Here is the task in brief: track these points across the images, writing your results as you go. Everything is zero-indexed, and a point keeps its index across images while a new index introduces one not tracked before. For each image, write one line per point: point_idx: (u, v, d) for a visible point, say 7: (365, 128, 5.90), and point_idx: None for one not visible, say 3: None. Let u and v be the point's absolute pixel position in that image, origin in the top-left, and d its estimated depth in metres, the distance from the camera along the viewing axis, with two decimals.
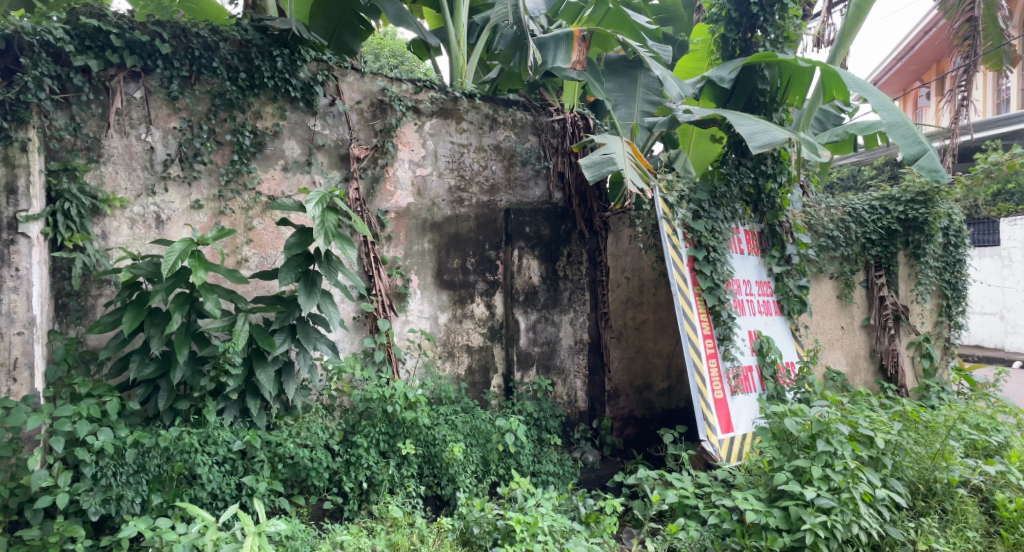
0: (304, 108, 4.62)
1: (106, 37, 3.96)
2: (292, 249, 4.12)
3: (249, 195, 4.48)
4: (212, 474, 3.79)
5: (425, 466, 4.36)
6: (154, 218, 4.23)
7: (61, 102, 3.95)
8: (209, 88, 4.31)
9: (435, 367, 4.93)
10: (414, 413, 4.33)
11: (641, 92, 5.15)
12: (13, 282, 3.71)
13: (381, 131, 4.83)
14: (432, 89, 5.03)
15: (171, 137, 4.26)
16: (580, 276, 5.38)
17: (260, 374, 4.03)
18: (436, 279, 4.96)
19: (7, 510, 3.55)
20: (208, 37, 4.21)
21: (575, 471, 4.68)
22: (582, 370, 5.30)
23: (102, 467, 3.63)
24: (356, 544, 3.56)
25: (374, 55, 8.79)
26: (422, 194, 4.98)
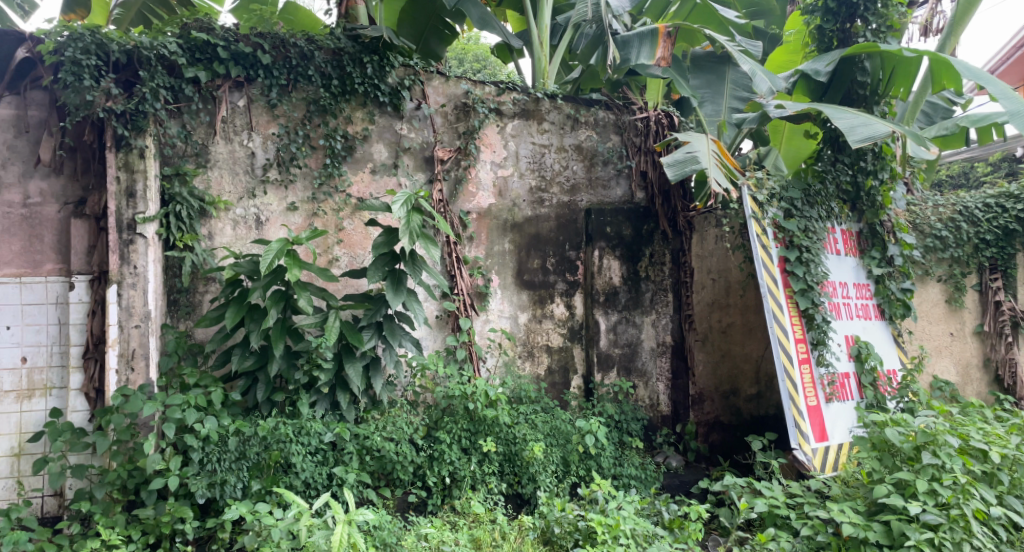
0: (392, 113, 4.77)
1: (214, 49, 4.22)
2: (379, 249, 4.26)
3: (341, 197, 4.67)
4: (306, 464, 3.97)
5: (506, 464, 4.40)
6: (254, 219, 4.48)
7: (174, 112, 4.23)
8: (305, 95, 4.53)
9: (516, 366, 4.98)
10: (495, 411, 4.39)
11: (729, 89, 5.01)
12: (132, 278, 3.98)
13: (465, 133, 4.92)
14: (514, 91, 5.07)
15: (270, 143, 4.50)
16: (662, 277, 5.28)
17: (350, 368, 4.21)
18: (516, 279, 5.01)
19: (126, 490, 3.83)
20: (305, 46, 4.42)
21: (657, 475, 4.60)
22: (665, 374, 5.24)
23: (208, 452, 3.86)
24: (440, 538, 3.64)
25: (457, 60, 8.93)
26: (503, 195, 5.03)
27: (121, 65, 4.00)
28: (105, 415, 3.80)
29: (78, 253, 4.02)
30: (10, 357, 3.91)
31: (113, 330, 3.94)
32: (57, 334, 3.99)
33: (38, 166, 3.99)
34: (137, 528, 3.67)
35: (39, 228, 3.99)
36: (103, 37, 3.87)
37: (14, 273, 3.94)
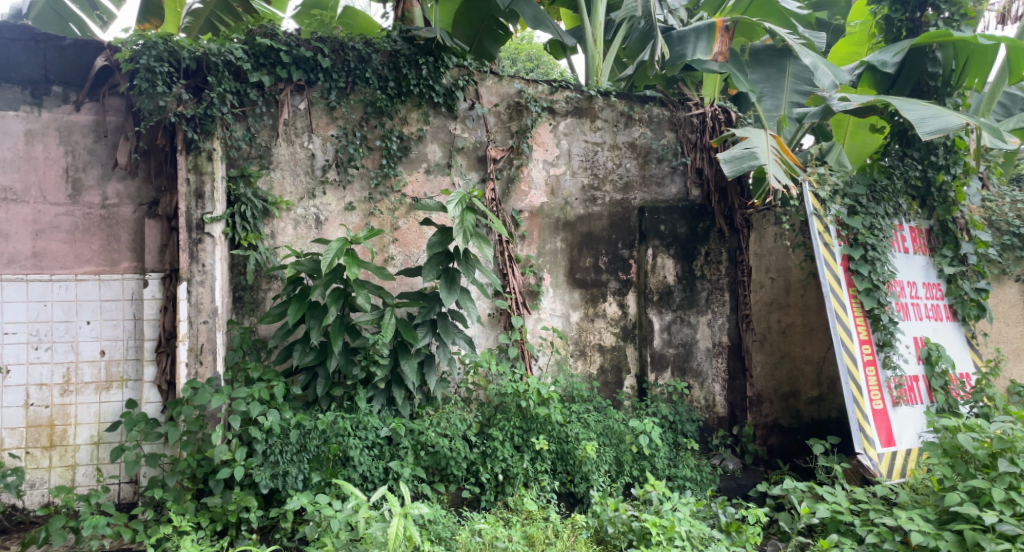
0: (446, 113, 4.83)
1: (277, 54, 4.36)
2: (434, 248, 4.33)
3: (396, 197, 4.76)
4: (363, 458, 4.07)
5: (558, 463, 4.40)
6: (314, 219, 4.62)
7: (239, 115, 4.39)
8: (362, 97, 4.63)
9: (568, 365, 4.98)
10: (547, 410, 4.40)
11: (790, 83, 4.88)
12: (200, 276, 4.14)
13: (518, 132, 4.95)
14: (568, 89, 5.06)
15: (329, 144, 4.63)
16: (719, 276, 5.15)
17: (405, 365, 4.30)
18: (568, 277, 5.01)
19: (195, 479, 3.99)
20: (363, 49, 4.52)
21: (713, 477, 4.54)
22: (721, 374, 5.12)
23: (271, 444, 4.00)
24: (494, 534, 3.66)
25: (510, 60, 8.93)
26: (555, 194, 5.03)
27: (191, 71, 4.16)
28: (175, 407, 3.97)
29: (152, 252, 4.21)
30: (90, 350, 4.12)
31: (183, 326, 4.10)
32: (132, 329, 4.19)
33: (115, 169, 4.18)
34: (206, 516, 3.82)
35: (116, 228, 4.19)
36: (175, 44, 4.02)
37: (93, 270, 4.15)
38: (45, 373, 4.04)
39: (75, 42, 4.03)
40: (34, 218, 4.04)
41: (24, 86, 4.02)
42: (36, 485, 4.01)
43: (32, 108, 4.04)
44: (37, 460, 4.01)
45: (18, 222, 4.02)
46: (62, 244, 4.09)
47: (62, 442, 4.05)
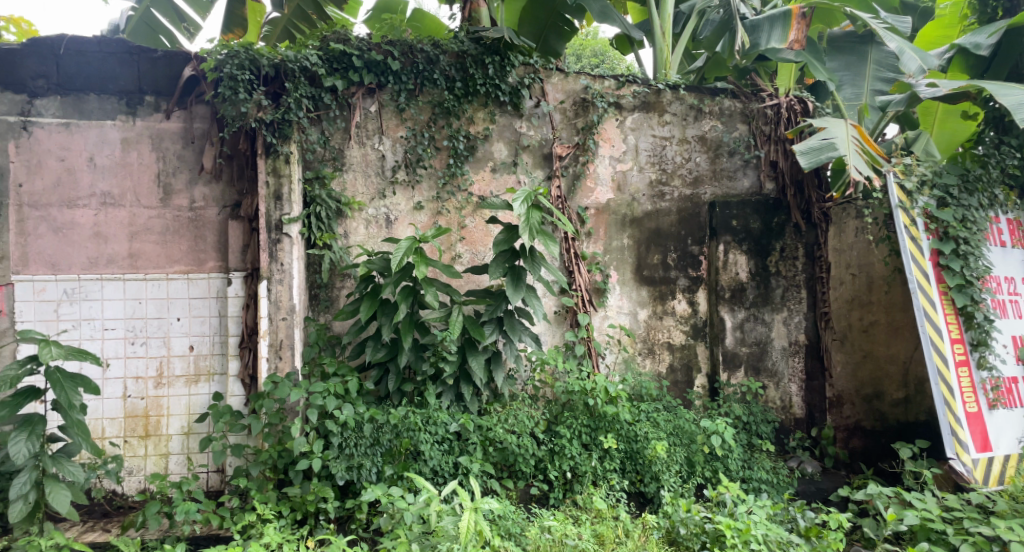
0: (512, 111, 4.85)
1: (349, 59, 4.47)
2: (500, 246, 4.35)
3: (463, 196, 4.83)
4: (433, 452, 4.13)
5: (628, 462, 4.35)
6: (384, 219, 4.74)
7: (314, 119, 4.53)
8: (430, 98, 4.71)
9: (636, 363, 4.93)
10: (616, 408, 4.36)
11: (872, 70, 4.75)
12: (279, 275, 4.30)
13: (584, 129, 4.92)
14: (635, 83, 4.97)
15: (398, 145, 4.73)
16: (795, 272, 4.95)
17: (472, 361, 4.34)
18: (636, 274, 4.95)
19: (276, 469, 4.16)
20: (431, 51, 4.58)
21: (791, 480, 4.40)
22: (798, 374, 4.94)
23: (346, 437, 4.12)
24: (564, 531, 3.67)
25: (576, 56, 8.82)
26: (622, 190, 4.97)
27: (270, 78, 4.32)
28: (257, 399, 4.14)
29: (235, 252, 4.41)
30: (180, 345, 4.36)
31: (263, 322, 4.27)
32: (218, 325, 4.40)
33: (202, 173, 4.40)
34: (286, 505, 3.98)
35: (202, 230, 4.41)
36: (256, 52, 4.19)
37: (182, 269, 4.38)
38: (140, 366, 4.30)
39: (165, 54, 4.23)
40: (129, 221, 4.30)
41: (120, 97, 4.28)
42: (134, 472, 4.28)
43: (128, 118, 4.30)
44: (134, 448, 4.28)
45: (116, 225, 4.28)
46: (154, 245, 4.34)
47: (157, 431, 4.31)
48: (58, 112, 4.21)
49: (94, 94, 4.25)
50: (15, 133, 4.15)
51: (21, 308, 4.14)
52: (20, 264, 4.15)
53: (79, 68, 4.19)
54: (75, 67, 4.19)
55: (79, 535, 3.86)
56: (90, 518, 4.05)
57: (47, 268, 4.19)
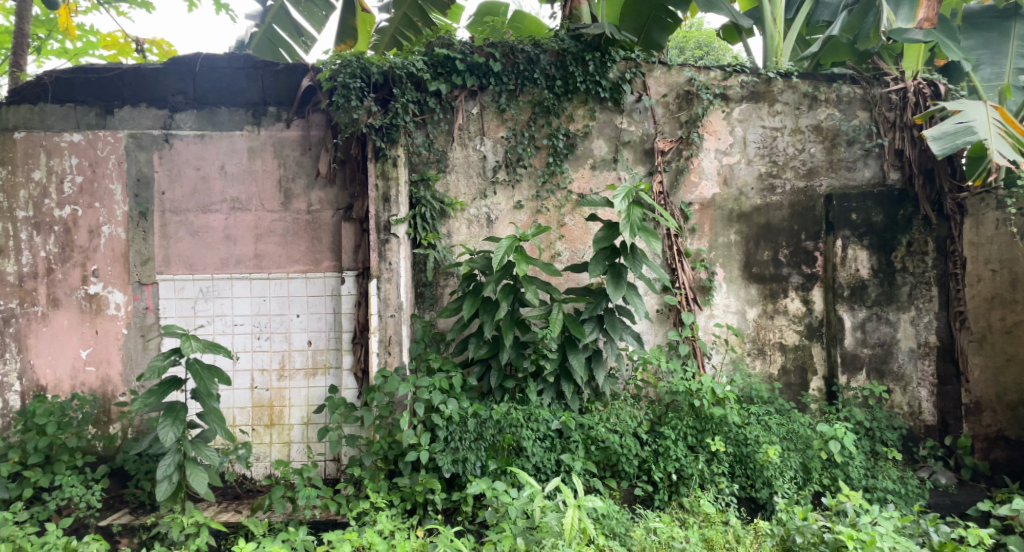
0: (613, 107, 4.79)
1: (453, 63, 4.58)
2: (600, 243, 4.31)
3: (562, 194, 4.83)
4: (536, 448, 4.18)
5: (737, 466, 4.19)
6: (485, 218, 4.83)
7: (420, 123, 4.67)
8: (531, 97, 4.74)
9: (745, 364, 4.77)
10: (723, 410, 4.21)
11: (1015, 47, 4.40)
12: (388, 273, 4.48)
13: (687, 122, 4.79)
14: (743, 73, 4.80)
15: (499, 146, 4.80)
16: (924, 269, 4.59)
17: (573, 359, 4.35)
18: (744, 271, 4.77)
19: (387, 460, 4.31)
20: (532, 51, 4.62)
21: (921, 492, 4.12)
22: (928, 378, 4.59)
23: (451, 431, 4.22)
24: (670, 534, 3.61)
25: (678, 49, 8.54)
26: (729, 184, 4.80)
27: (379, 85, 4.49)
28: (369, 393, 4.32)
29: (348, 252, 4.63)
30: (300, 340, 4.64)
31: (374, 319, 4.46)
32: (333, 321, 4.64)
33: (318, 178, 4.66)
34: (397, 494, 4.13)
35: (319, 232, 4.67)
36: (366, 61, 4.37)
37: (301, 269, 4.65)
38: (265, 360, 4.62)
39: (286, 67, 4.53)
40: (255, 224, 4.62)
41: (247, 108, 4.61)
42: (261, 458, 4.61)
43: (253, 128, 4.61)
44: (261, 436, 4.61)
45: (243, 228, 4.61)
46: (276, 246, 4.64)
47: (280, 421, 4.61)
48: (194, 124, 4.59)
49: (224, 107, 4.60)
50: (159, 145, 4.56)
51: (164, 306, 4.55)
52: (163, 265, 4.55)
53: (212, 84, 4.55)
54: (209, 83, 4.55)
55: (214, 514, 4.19)
56: (224, 499, 4.39)
57: (185, 268, 4.57)
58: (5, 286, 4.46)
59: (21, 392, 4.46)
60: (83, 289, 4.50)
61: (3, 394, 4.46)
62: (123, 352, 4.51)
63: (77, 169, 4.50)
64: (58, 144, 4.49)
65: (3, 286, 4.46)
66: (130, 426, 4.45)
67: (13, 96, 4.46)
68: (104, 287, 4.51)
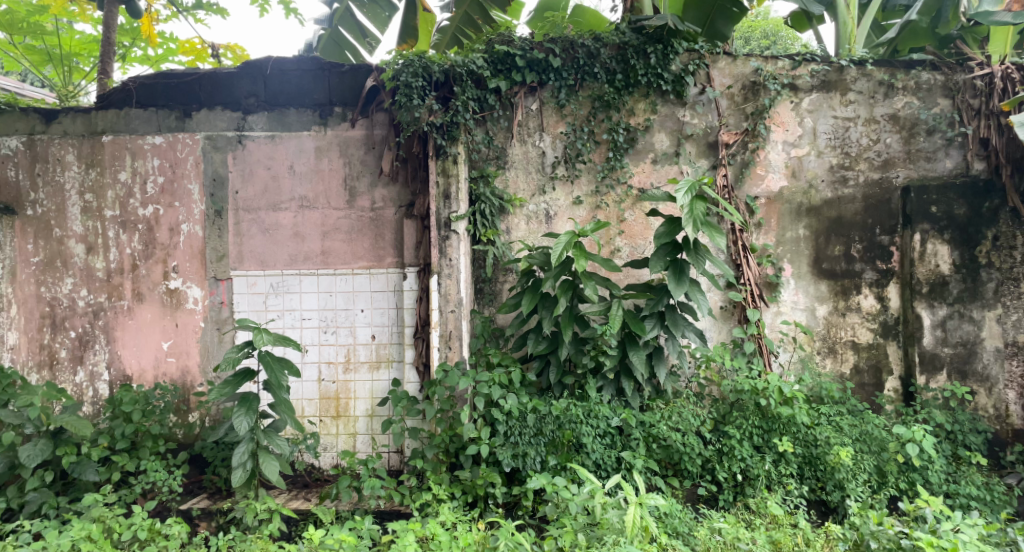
0: (675, 100, 4.71)
1: (513, 59, 4.60)
2: (661, 238, 4.23)
3: (622, 189, 4.78)
4: (596, 445, 4.16)
5: (806, 468, 4.07)
6: (544, 214, 4.83)
7: (480, 120, 4.71)
8: (591, 92, 4.71)
9: (815, 363, 4.62)
10: (791, 410, 4.08)
11: None
12: (448, 270, 4.54)
13: (753, 114, 4.66)
14: (813, 62, 4.63)
15: (558, 141, 4.79)
16: (1012, 265, 4.35)
17: (634, 356, 4.29)
18: (813, 267, 4.62)
19: (449, 453, 4.37)
20: (592, 45, 4.58)
21: (1009, 500, 3.92)
22: (1017, 380, 4.37)
23: (511, 426, 4.25)
24: (736, 534, 3.54)
25: (743, 39, 8.30)
26: (798, 176, 4.65)
27: (439, 84, 4.54)
28: (430, 387, 4.39)
29: (410, 248, 4.71)
30: (365, 334, 4.76)
31: (435, 314, 4.54)
32: (395, 316, 4.74)
33: (381, 176, 4.75)
34: (458, 487, 4.19)
35: (382, 228, 4.77)
36: (428, 60, 4.42)
37: (365, 265, 4.76)
38: (332, 353, 4.76)
39: (351, 67, 4.68)
40: (322, 221, 4.76)
41: (315, 109, 4.75)
42: (329, 448, 4.76)
43: (320, 128, 4.75)
44: (328, 427, 4.76)
45: (311, 226, 4.76)
46: (342, 243, 4.76)
47: (346, 413, 4.75)
48: (265, 126, 4.75)
49: (293, 108, 4.75)
50: (233, 146, 4.74)
51: (237, 300, 4.74)
52: (236, 261, 4.75)
53: (282, 86, 4.73)
54: (279, 85, 4.73)
55: (286, 501, 4.36)
56: (294, 487, 4.55)
57: (257, 265, 4.75)
58: (94, 281, 4.74)
59: (110, 381, 4.73)
60: (165, 284, 4.74)
61: (93, 382, 4.73)
62: (201, 344, 4.72)
63: (158, 170, 4.73)
64: (142, 146, 4.73)
65: (93, 281, 4.74)
66: (207, 415, 4.66)
67: (101, 102, 4.74)
68: (183, 282, 4.74)
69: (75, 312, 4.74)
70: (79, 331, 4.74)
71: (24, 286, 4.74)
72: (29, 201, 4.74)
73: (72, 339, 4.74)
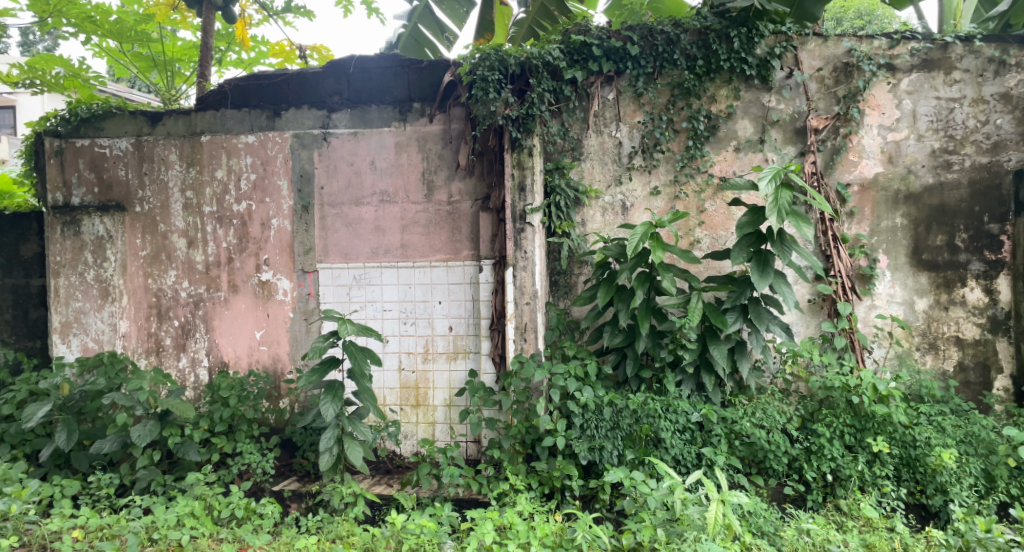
0: (760, 85, 4.53)
1: (589, 49, 4.55)
2: (744, 229, 4.10)
3: (703, 178, 4.65)
4: (675, 440, 4.06)
5: (904, 469, 3.87)
6: (621, 206, 4.76)
7: (555, 112, 4.68)
8: (670, 80, 4.59)
9: (913, 359, 4.38)
10: (887, 408, 3.88)
11: None
12: (523, 262, 4.56)
13: (846, 97, 4.43)
14: (914, 40, 4.37)
15: (635, 131, 4.70)
16: None
17: (714, 350, 4.16)
18: (912, 258, 4.37)
19: (525, 444, 4.38)
20: (672, 31, 4.47)
21: None
22: None
23: (587, 419, 4.22)
24: (826, 536, 3.41)
25: (834, 19, 7.86)
26: (895, 162, 4.40)
27: (516, 76, 4.54)
28: (506, 378, 4.41)
29: (485, 241, 4.75)
30: (442, 326, 4.84)
31: (511, 306, 4.57)
32: (472, 308, 4.80)
33: (458, 170, 4.81)
34: (535, 478, 4.21)
35: (458, 221, 4.83)
36: (505, 53, 4.44)
37: (442, 258, 4.85)
38: (411, 344, 4.88)
39: (429, 63, 4.78)
40: (401, 215, 4.88)
41: (395, 106, 4.87)
42: (409, 436, 4.89)
43: (400, 124, 4.86)
44: (408, 415, 4.89)
45: (391, 219, 4.88)
46: (420, 236, 4.86)
47: (425, 402, 4.87)
48: (349, 123, 4.91)
49: (374, 105, 4.88)
50: (318, 143, 4.92)
51: (323, 292, 4.94)
52: (322, 254, 4.93)
53: (364, 84, 4.89)
54: (361, 83, 4.89)
55: (369, 486, 4.51)
56: (377, 473, 4.70)
57: (341, 257, 4.92)
58: (195, 273, 5.04)
59: (209, 368, 5.03)
60: (257, 277, 4.98)
61: (194, 368, 5.04)
62: (290, 334, 4.94)
63: (251, 167, 4.97)
64: (236, 145, 4.98)
65: (194, 273, 5.04)
66: (297, 402, 4.88)
67: (200, 104, 5.03)
68: (273, 275, 4.96)
69: (178, 302, 5.06)
70: (182, 320, 5.05)
71: (133, 278, 5.08)
72: (137, 198, 5.08)
73: (176, 327, 5.06)
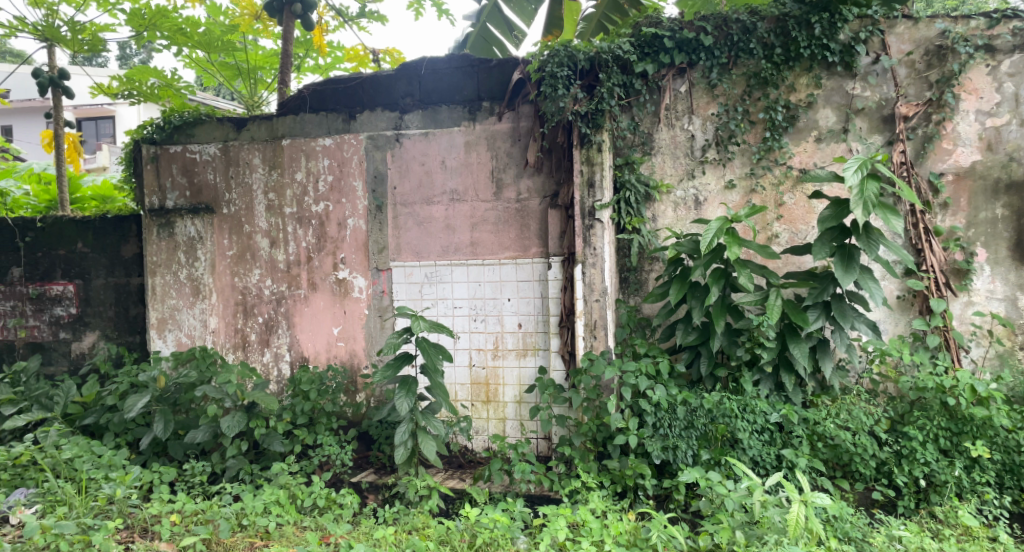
0: (843, 72, 4.34)
1: (660, 41, 4.47)
2: (826, 223, 3.94)
3: (781, 170, 4.49)
4: (753, 441, 3.93)
5: (1007, 476, 3.68)
6: (694, 200, 4.66)
7: (626, 106, 4.62)
8: (745, 70, 4.46)
9: (1016, 359, 4.11)
10: (987, 411, 3.66)
11: None
12: (593, 259, 4.51)
13: (939, 81, 4.20)
14: (1016, 18, 4.09)
15: (709, 123, 4.59)
16: None
17: (795, 349, 4.00)
18: (1014, 251, 4.11)
19: (596, 442, 4.35)
20: (748, 20, 4.33)
21: None
22: None
23: (660, 418, 4.14)
24: (920, 544, 3.26)
25: None
26: (994, 149, 4.13)
27: (585, 72, 4.48)
28: (576, 375, 4.39)
29: (554, 237, 4.74)
30: (512, 323, 4.86)
31: (580, 303, 4.54)
32: (541, 305, 4.80)
33: (527, 167, 4.81)
34: (607, 476, 4.16)
35: (527, 219, 4.83)
36: (573, 49, 4.39)
37: (511, 255, 4.86)
38: (482, 340, 4.93)
39: (498, 63, 4.76)
40: (471, 213, 4.93)
41: (464, 105, 4.92)
42: (480, 431, 4.94)
43: (470, 123, 4.91)
44: (479, 411, 4.95)
45: (461, 218, 4.94)
46: (490, 234, 4.90)
47: (496, 398, 4.91)
48: (420, 124, 5.01)
49: (445, 105, 4.96)
50: (391, 145, 5.04)
51: (397, 289, 5.06)
52: (395, 252, 5.05)
53: (435, 85, 4.96)
54: (432, 84, 4.97)
55: (443, 480, 4.59)
56: (450, 467, 4.78)
57: (413, 256, 5.03)
58: (277, 271, 5.25)
59: (291, 362, 5.23)
60: (334, 275, 5.14)
61: (277, 363, 5.26)
62: (366, 330, 5.08)
63: (328, 169, 5.13)
64: (315, 147, 5.16)
65: (276, 272, 5.25)
66: (372, 396, 5.02)
67: (280, 109, 5.23)
68: (350, 273, 5.12)
69: (262, 300, 5.28)
70: (266, 316, 5.27)
71: (222, 276, 5.34)
72: (225, 201, 5.33)
73: (260, 323, 5.29)
